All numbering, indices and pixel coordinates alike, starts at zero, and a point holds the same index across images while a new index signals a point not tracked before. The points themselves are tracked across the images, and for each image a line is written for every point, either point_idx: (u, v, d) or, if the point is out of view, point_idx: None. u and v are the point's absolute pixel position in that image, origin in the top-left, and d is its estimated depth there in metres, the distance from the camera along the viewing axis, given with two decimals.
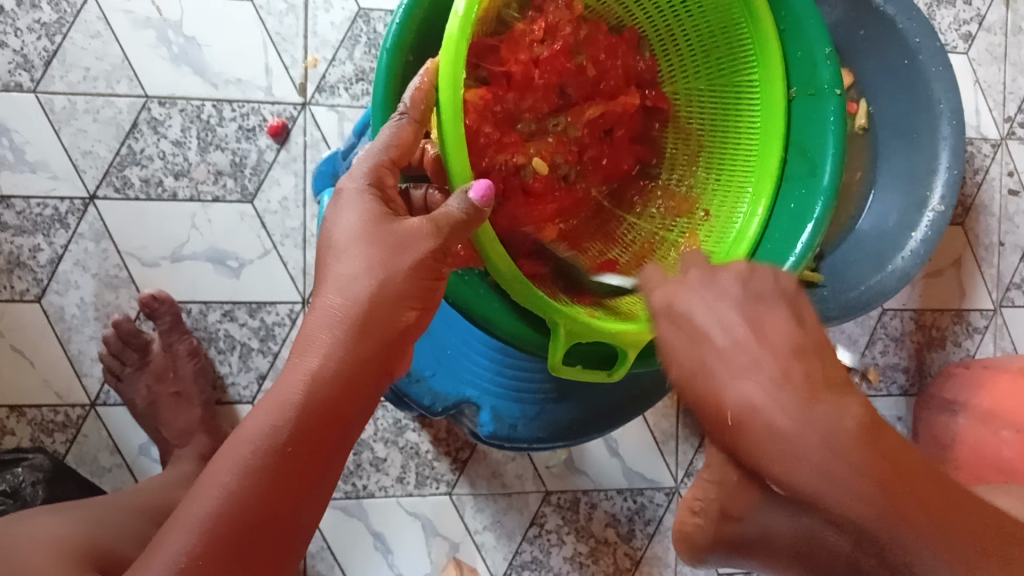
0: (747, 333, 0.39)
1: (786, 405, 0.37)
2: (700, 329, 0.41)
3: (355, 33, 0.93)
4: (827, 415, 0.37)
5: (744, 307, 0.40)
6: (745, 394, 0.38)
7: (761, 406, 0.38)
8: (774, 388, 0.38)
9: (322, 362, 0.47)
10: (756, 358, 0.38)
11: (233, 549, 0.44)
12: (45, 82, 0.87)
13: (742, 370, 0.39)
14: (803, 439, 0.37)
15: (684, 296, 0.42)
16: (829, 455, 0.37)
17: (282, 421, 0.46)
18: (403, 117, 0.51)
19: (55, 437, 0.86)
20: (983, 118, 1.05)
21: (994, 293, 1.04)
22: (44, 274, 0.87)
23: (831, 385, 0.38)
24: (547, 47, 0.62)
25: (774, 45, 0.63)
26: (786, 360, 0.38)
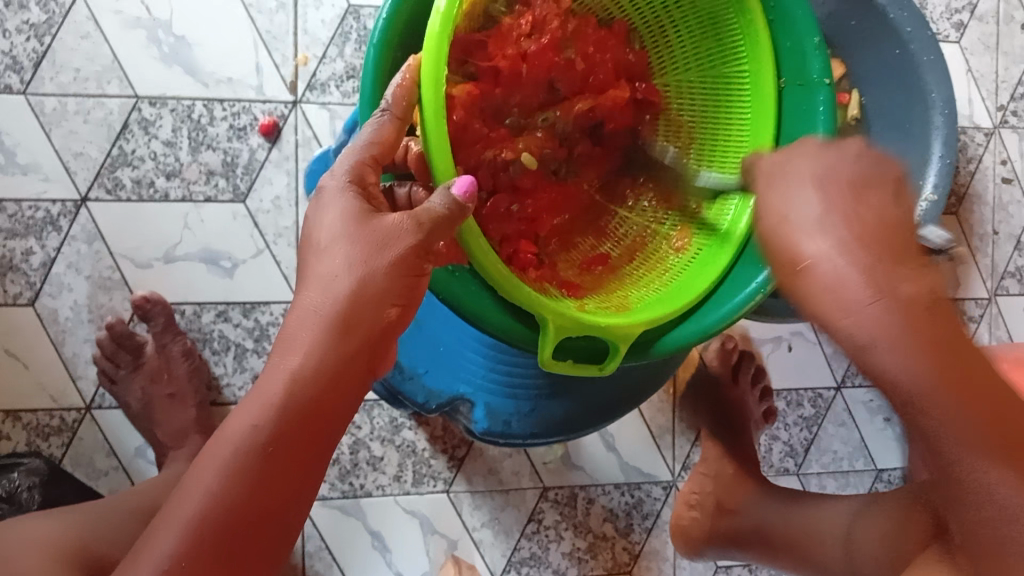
0: (835, 208, 0.45)
1: (857, 263, 0.43)
2: (794, 195, 0.46)
3: (345, 30, 0.93)
4: (891, 281, 0.43)
5: (839, 182, 0.46)
6: (821, 250, 0.44)
7: (832, 263, 0.43)
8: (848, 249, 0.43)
9: (303, 361, 0.47)
10: (842, 222, 0.44)
11: (215, 554, 0.44)
12: (35, 84, 0.87)
13: (826, 230, 0.44)
14: (862, 293, 0.43)
15: (787, 167, 0.48)
16: (879, 309, 0.43)
17: (263, 421, 0.46)
18: (385, 114, 0.50)
19: (51, 441, 0.86)
20: (976, 107, 1.04)
21: (988, 282, 1.04)
22: (37, 277, 0.87)
23: (901, 257, 0.44)
24: (535, 41, 0.62)
25: (763, 37, 0.63)
26: (868, 226, 0.44)
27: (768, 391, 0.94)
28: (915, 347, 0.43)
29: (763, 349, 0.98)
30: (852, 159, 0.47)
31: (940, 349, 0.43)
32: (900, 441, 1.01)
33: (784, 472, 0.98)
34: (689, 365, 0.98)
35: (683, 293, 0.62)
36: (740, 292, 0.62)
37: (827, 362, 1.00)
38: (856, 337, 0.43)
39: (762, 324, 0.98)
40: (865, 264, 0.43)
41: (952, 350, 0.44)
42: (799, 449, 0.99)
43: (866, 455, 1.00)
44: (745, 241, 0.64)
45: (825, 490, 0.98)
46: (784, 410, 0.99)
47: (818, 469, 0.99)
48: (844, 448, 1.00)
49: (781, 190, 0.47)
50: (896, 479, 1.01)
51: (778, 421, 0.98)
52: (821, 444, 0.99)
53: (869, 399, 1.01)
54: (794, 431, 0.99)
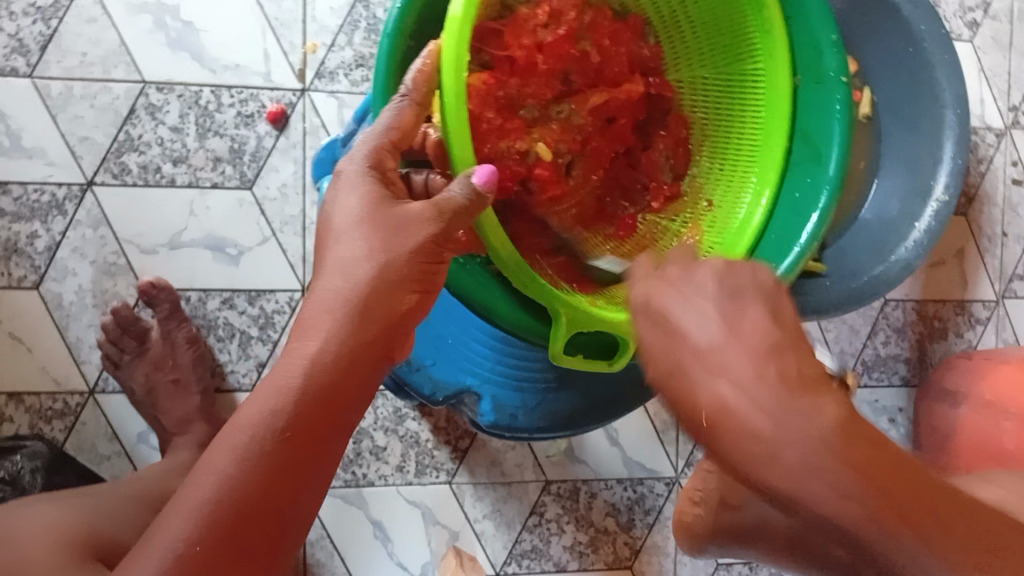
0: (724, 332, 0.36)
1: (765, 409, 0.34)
2: (682, 312, 0.37)
3: (354, 18, 0.92)
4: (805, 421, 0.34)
5: (722, 297, 0.37)
6: (725, 396, 0.35)
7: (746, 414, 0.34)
8: (749, 383, 0.35)
9: (321, 347, 0.47)
10: (737, 355, 0.35)
11: (229, 541, 0.44)
12: (41, 67, 0.86)
13: (722, 368, 0.35)
14: (779, 450, 0.34)
15: (662, 284, 0.39)
16: (813, 459, 0.34)
17: (275, 406, 0.46)
18: (404, 99, 0.50)
19: (53, 425, 0.86)
20: (987, 107, 1.04)
21: (996, 283, 1.04)
22: (41, 261, 0.87)
23: (812, 384, 0.35)
24: (551, 31, 0.62)
25: (780, 37, 0.62)
26: (764, 354, 0.35)
27: None
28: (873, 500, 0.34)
29: None
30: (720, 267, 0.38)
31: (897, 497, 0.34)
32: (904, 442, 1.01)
33: None
34: None
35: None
36: None
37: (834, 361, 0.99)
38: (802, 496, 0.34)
39: None
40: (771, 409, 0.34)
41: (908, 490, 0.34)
42: None
43: None
44: (756, 240, 0.64)
45: None
46: None
47: None
48: None
49: (666, 321, 0.37)
50: None
51: None
52: None
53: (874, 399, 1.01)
54: None
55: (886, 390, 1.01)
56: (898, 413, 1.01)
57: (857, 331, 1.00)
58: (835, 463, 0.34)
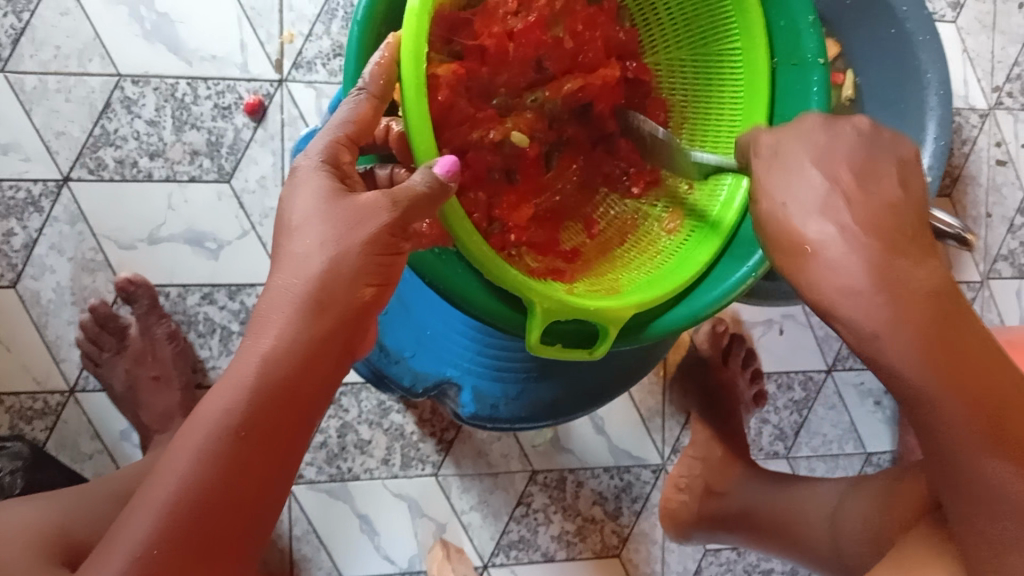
0: (839, 192, 0.42)
1: (862, 251, 0.41)
2: (795, 177, 0.43)
3: (331, 7, 0.91)
4: (891, 269, 0.41)
5: (838, 164, 0.43)
6: (823, 233, 0.42)
7: (836, 248, 0.41)
8: (846, 231, 0.41)
9: (275, 342, 0.46)
10: (846, 213, 0.42)
11: (190, 542, 0.44)
12: (14, 61, 0.85)
13: (829, 213, 0.42)
14: (864, 299, 0.41)
15: (789, 146, 0.44)
16: (877, 302, 0.41)
17: (234, 404, 0.46)
18: (362, 93, 0.50)
19: (34, 424, 0.85)
20: (971, 88, 1.03)
21: (981, 265, 1.03)
22: (18, 258, 0.86)
23: (910, 245, 0.42)
24: (521, 19, 0.61)
25: (756, 17, 0.62)
26: (868, 212, 0.42)
27: (758, 373, 0.94)
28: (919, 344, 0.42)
29: (754, 332, 0.97)
30: (856, 143, 0.43)
31: (937, 342, 0.42)
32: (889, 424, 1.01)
33: (773, 456, 0.98)
34: (680, 348, 0.96)
35: (681, 270, 0.63)
36: (731, 274, 0.61)
37: (817, 346, 0.99)
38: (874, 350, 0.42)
39: (753, 307, 0.97)
40: (868, 250, 0.41)
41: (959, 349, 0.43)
42: (789, 433, 0.98)
43: (855, 438, 1.00)
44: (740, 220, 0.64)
45: (814, 473, 0.98)
46: (774, 392, 0.98)
47: (808, 452, 0.99)
48: (833, 432, 0.99)
49: (778, 185, 0.44)
50: (885, 462, 1.01)
51: (767, 404, 0.98)
52: (810, 427, 0.99)
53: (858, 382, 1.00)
54: (784, 415, 0.98)
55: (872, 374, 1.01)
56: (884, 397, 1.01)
57: None
58: (897, 308, 0.41)
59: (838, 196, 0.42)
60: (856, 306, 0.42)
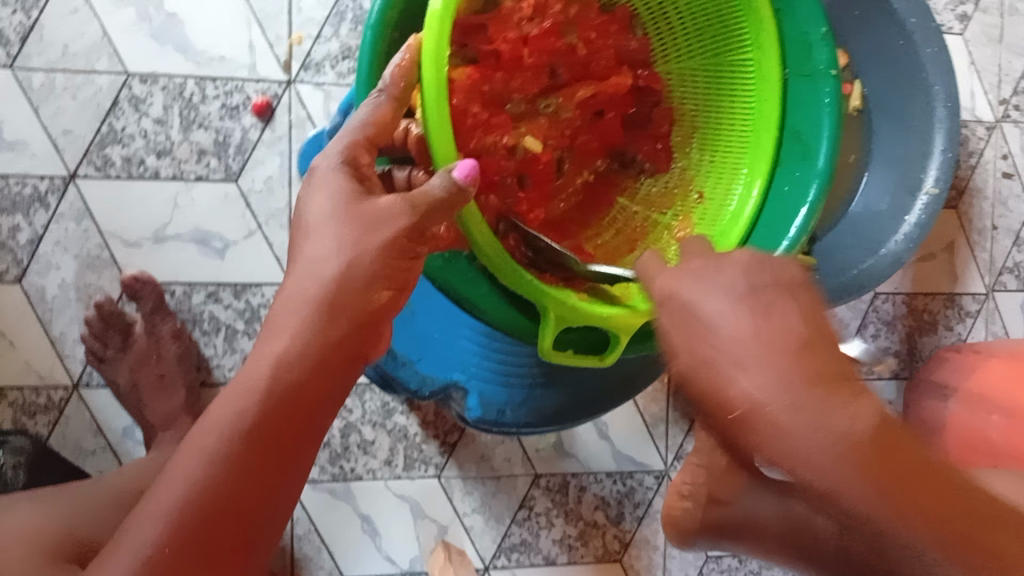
0: (749, 333, 0.40)
1: (790, 394, 0.38)
2: (704, 317, 0.41)
3: (340, 9, 0.91)
4: (824, 406, 0.38)
5: (744, 299, 0.41)
6: (749, 385, 0.39)
7: (767, 396, 0.38)
8: (775, 376, 0.38)
9: (287, 346, 0.46)
10: (767, 359, 0.39)
11: (198, 546, 0.44)
12: (22, 57, 0.85)
13: (748, 361, 0.39)
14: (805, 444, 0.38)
15: (686, 287, 0.43)
16: (823, 444, 0.38)
17: (246, 408, 0.45)
18: (382, 95, 0.50)
19: (37, 419, 0.85)
20: (978, 101, 1.03)
21: (986, 277, 1.04)
22: (24, 254, 0.85)
23: (832, 376, 0.39)
24: (537, 25, 0.61)
25: (768, 28, 0.62)
26: (787, 352, 0.39)
27: None
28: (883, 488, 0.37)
29: None
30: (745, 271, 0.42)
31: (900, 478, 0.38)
32: None
33: None
34: None
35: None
36: None
37: None
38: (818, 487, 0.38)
39: None
40: (796, 392, 0.38)
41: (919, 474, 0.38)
42: None
43: None
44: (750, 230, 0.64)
45: None
46: None
47: None
48: None
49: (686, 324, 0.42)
50: None
51: None
52: None
53: None
54: None
55: (876, 383, 1.01)
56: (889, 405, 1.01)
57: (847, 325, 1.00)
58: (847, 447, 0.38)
59: (751, 341, 0.39)
60: (803, 449, 0.38)
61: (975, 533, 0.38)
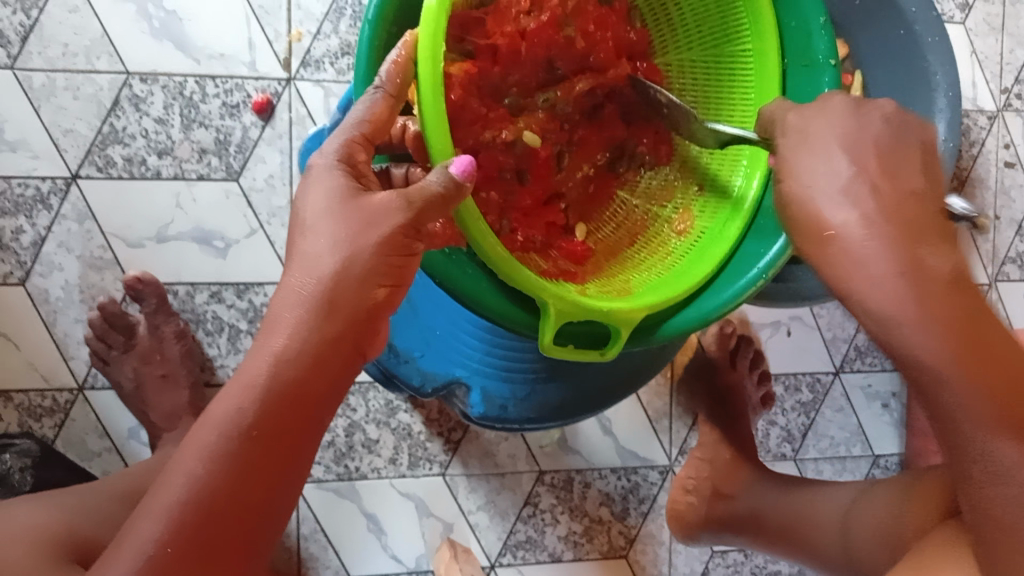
0: (871, 175, 0.43)
1: (881, 236, 0.42)
2: (821, 159, 0.44)
3: (340, 6, 0.91)
4: (919, 254, 0.42)
5: (863, 147, 0.44)
6: (845, 218, 0.42)
7: (856, 234, 0.42)
8: (868, 219, 0.42)
9: (287, 342, 0.46)
10: (873, 198, 0.43)
11: (201, 541, 0.44)
12: (23, 58, 0.85)
13: (850, 197, 0.43)
14: (879, 282, 0.42)
15: (817, 127, 0.46)
16: (898, 286, 0.42)
17: (246, 404, 0.46)
18: (378, 91, 0.49)
19: (43, 422, 0.85)
20: (979, 91, 1.03)
21: (989, 268, 1.03)
22: (27, 256, 0.86)
23: (933, 227, 0.43)
24: (534, 18, 0.60)
25: (767, 16, 0.62)
26: (899, 199, 0.43)
27: (766, 377, 0.94)
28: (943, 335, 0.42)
29: (762, 334, 0.97)
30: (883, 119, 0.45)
31: (961, 326, 0.42)
32: (897, 427, 1.01)
33: (781, 457, 0.98)
34: (687, 351, 0.96)
35: (686, 276, 0.62)
36: (742, 276, 0.61)
37: (825, 349, 0.99)
38: (875, 313, 0.42)
39: (761, 308, 0.97)
40: (889, 238, 0.42)
41: (978, 332, 0.42)
42: (797, 435, 0.98)
43: (862, 440, 1.00)
44: (751, 220, 0.64)
45: (822, 476, 0.98)
46: (782, 394, 0.98)
47: (816, 454, 0.99)
48: (841, 434, 0.99)
49: (800, 165, 0.45)
50: (892, 465, 1.01)
51: (775, 406, 0.98)
52: (818, 429, 0.99)
53: (866, 385, 1.00)
54: (791, 417, 0.98)
55: (879, 376, 1.01)
56: (892, 398, 1.01)
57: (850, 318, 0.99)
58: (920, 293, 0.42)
59: (865, 182, 0.43)
60: (878, 290, 0.42)
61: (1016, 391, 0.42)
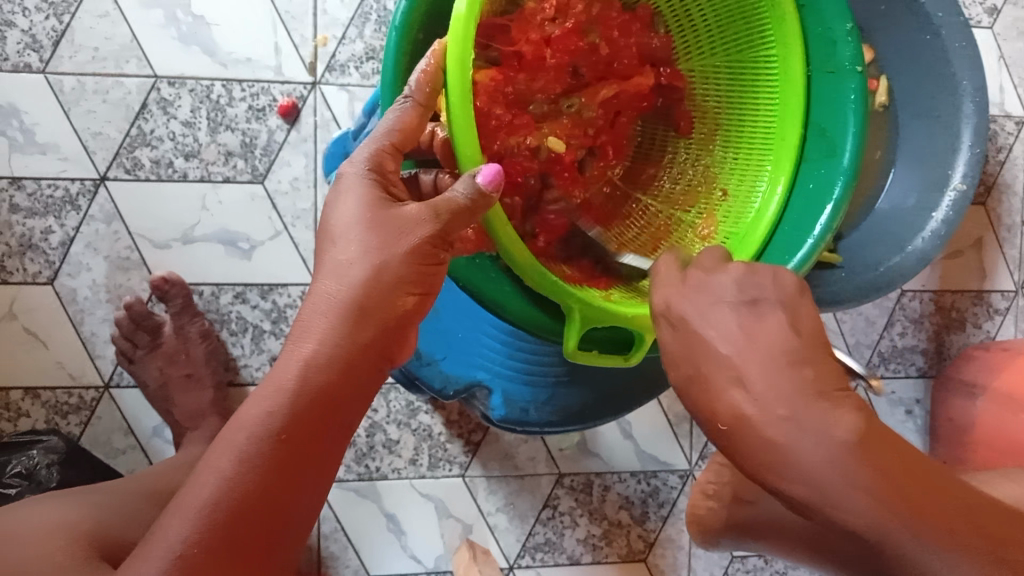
0: (742, 338, 0.39)
1: (782, 406, 0.37)
2: (697, 327, 0.40)
3: (365, 11, 0.91)
4: (810, 415, 0.37)
5: (755, 291, 0.40)
6: (737, 404, 0.38)
7: (754, 410, 0.37)
8: (763, 393, 0.38)
9: (316, 349, 0.47)
10: (753, 363, 0.38)
11: (229, 544, 0.44)
12: (54, 62, 0.87)
13: (734, 371, 0.38)
14: (805, 453, 0.36)
15: (680, 297, 0.42)
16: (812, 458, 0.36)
17: (276, 407, 0.46)
18: (407, 101, 0.50)
19: (69, 419, 0.87)
20: (1008, 95, 1.02)
21: (1016, 274, 1.02)
22: (55, 256, 0.87)
23: (823, 379, 0.38)
24: (558, 25, 0.61)
25: (791, 22, 0.61)
26: (778, 356, 0.38)
27: None
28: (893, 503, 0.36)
29: None
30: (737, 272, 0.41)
31: (899, 485, 0.36)
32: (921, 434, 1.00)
33: None
34: None
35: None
36: None
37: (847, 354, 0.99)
38: (807, 497, 0.37)
39: None
40: (790, 405, 0.37)
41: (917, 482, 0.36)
42: None
43: None
44: (773, 228, 0.63)
45: None
46: None
47: None
48: None
49: (691, 327, 0.41)
50: None
51: None
52: None
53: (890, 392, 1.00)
54: None
55: (903, 383, 1.00)
56: (916, 405, 1.00)
57: (872, 324, 0.99)
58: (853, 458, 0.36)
59: (741, 350, 0.39)
60: (809, 455, 0.36)
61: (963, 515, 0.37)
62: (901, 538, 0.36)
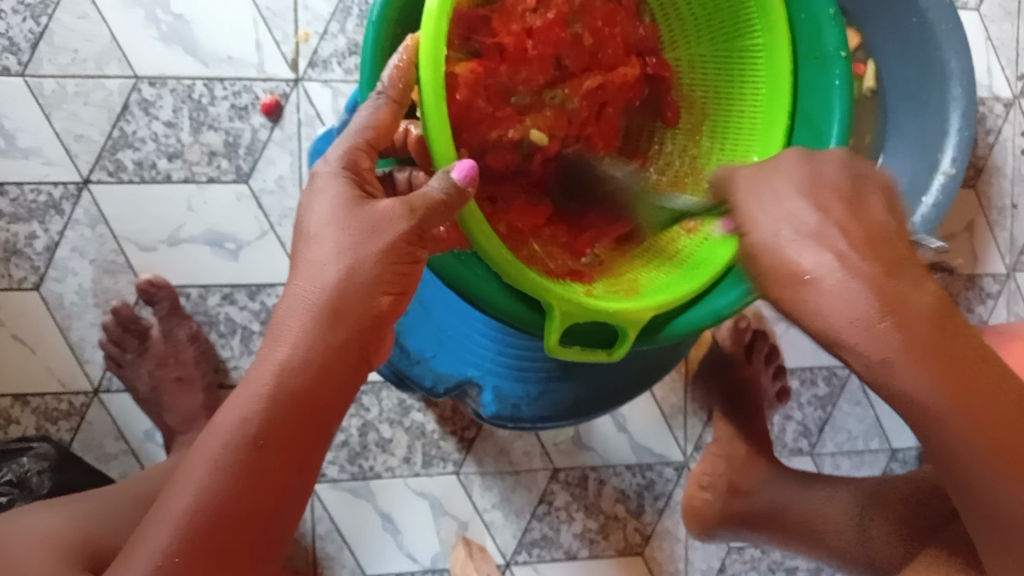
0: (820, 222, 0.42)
1: (862, 280, 0.42)
2: (783, 205, 0.43)
3: (346, 5, 0.91)
4: (892, 291, 0.42)
5: (821, 194, 0.43)
6: (820, 263, 0.42)
7: (834, 280, 0.42)
8: (844, 263, 0.42)
9: (291, 352, 0.46)
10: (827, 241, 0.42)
11: (207, 551, 0.44)
12: (33, 65, 0.85)
13: (822, 242, 0.42)
14: (862, 315, 0.41)
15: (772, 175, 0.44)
16: (882, 332, 0.42)
17: (251, 413, 0.46)
18: (381, 97, 0.49)
19: (59, 425, 0.86)
20: (995, 77, 1.01)
21: (1007, 257, 1.02)
22: (41, 262, 0.86)
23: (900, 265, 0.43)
24: (540, 16, 0.60)
25: (777, 10, 0.61)
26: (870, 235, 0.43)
27: (782, 369, 0.92)
28: (925, 364, 0.43)
29: (777, 328, 0.96)
30: (836, 164, 0.45)
31: (950, 369, 0.44)
32: None
33: (798, 452, 0.97)
34: (701, 345, 0.96)
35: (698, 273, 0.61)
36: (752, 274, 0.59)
37: None
38: (866, 359, 0.43)
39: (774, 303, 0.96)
40: (869, 277, 0.42)
41: (958, 358, 0.44)
42: (813, 429, 0.98)
43: (880, 433, 0.99)
44: None
45: (839, 469, 0.98)
46: (798, 388, 0.97)
47: (833, 448, 0.98)
48: (858, 428, 0.99)
49: (763, 212, 0.44)
50: (911, 458, 1.00)
51: (791, 401, 0.97)
52: (835, 423, 0.98)
53: None
54: (808, 411, 0.97)
55: None
56: None
57: None
58: (901, 336, 0.42)
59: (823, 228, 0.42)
60: (864, 337, 0.42)
61: (988, 402, 0.45)
62: (913, 380, 0.43)
